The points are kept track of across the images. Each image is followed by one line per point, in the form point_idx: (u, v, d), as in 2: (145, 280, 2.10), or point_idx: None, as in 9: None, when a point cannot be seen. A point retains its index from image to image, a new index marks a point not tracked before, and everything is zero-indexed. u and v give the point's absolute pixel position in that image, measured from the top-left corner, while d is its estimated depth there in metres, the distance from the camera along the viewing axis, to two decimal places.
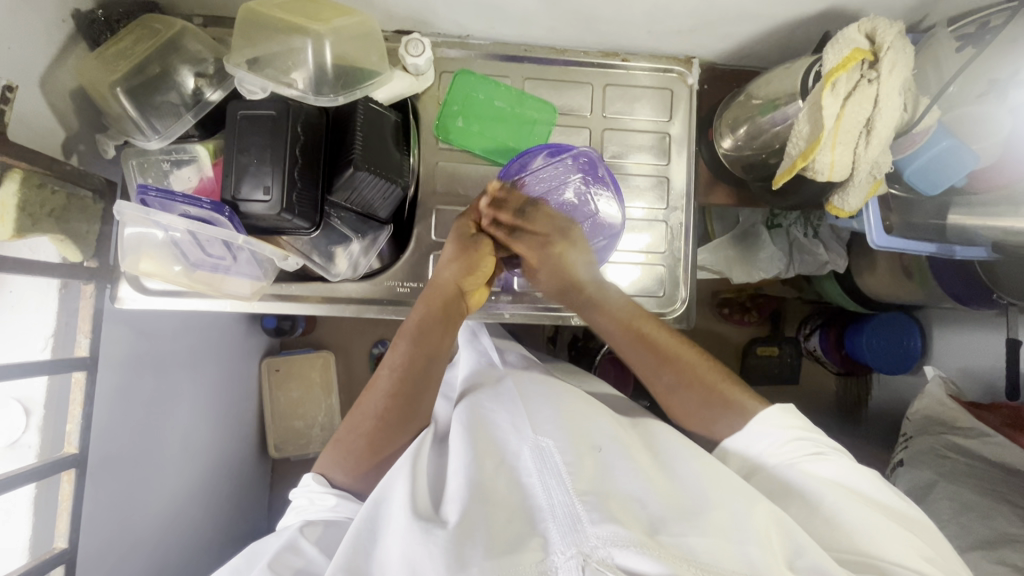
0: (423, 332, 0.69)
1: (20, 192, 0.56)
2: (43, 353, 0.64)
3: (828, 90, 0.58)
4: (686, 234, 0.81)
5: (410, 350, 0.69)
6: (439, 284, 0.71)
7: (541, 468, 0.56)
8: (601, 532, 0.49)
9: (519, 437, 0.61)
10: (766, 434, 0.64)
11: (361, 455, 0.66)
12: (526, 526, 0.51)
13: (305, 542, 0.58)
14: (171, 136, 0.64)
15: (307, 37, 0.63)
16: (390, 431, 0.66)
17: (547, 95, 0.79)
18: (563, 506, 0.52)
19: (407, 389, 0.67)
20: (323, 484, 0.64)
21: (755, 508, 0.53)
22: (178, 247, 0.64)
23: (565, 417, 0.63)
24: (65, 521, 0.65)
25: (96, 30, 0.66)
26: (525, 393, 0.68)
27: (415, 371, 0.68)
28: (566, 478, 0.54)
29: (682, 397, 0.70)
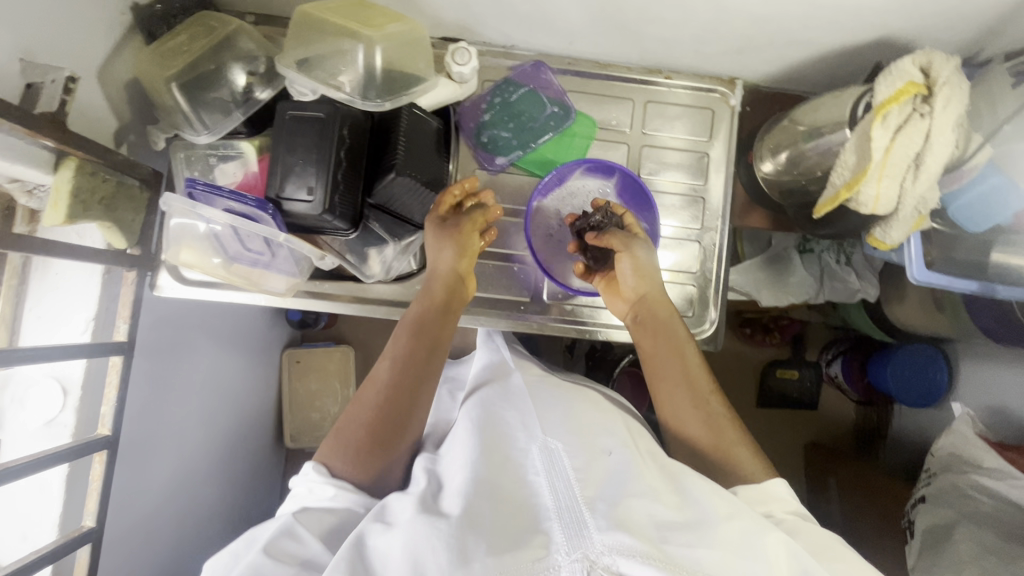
0: (423, 324, 0.67)
1: (74, 178, 0.58)
2: (82, 335, 0.66)
3: (877, 122, 0.57)
4: (719, 255, 0.80)
5: (411, 342, 0.66)
6: (434, 271, 0.70)
7: (549, 470, 0.54)
8: (608, 539, 0.47)
9: (528, 436, 0.59)
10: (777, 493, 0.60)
11: (364, 442, 0.60)
12: (530, 523, 0.49)
13: (303, 528, 0.54)
14: (219, 131, 0.65)
15: (358, 42, 0.63)
16: (395, 416, 0.62)
17: (588, 108, 0.79)
18: (569, 510, 0.50)
19: (409, 379, 0.64)
20: (325, 474, 0.58)
21: (768, 537, 0.50)
22: (218, 240, 0.65)
23: (573, 426, 0.61)
24: (94, 501, 0.66)
25: (153, 24, 0.67)
26: (535, 394, 0.67)
27: (417, 358, 0.65)
28: (573, 482, 0.52)
29: (699, 446, 0.64)
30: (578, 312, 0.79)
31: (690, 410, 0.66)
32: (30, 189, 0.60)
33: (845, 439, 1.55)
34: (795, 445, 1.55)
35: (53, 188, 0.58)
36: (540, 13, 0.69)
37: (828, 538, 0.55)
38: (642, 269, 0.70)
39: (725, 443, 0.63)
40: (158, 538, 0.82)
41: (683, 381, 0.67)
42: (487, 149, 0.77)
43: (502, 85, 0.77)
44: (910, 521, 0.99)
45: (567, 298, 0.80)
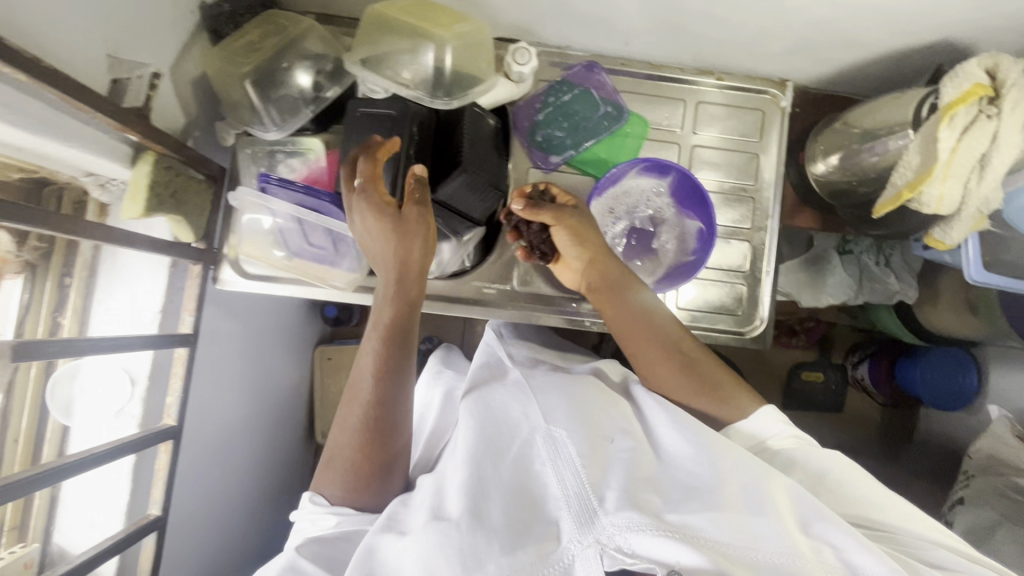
0: (395, 333, 0.61)
1: (151, 171, 0.59)
2: (150, 326, 0.68)
3: (944, 124, 0.57)
4: (768, 255, 0.81)
5: (383, 356, 0.61)
6: (403, 269, 0.61)
7: (555, 459, 0.55)
8: (619, 519, 0.49)
9: (530, 422, 0.59)
10: (763, 426, 0.63)
11: (357, 468, 0.59)
12: (540, 517, 0.52)
13: (304, 561, 0.55)
14: (290, 129, 0.67)
15: (431, 42, 0.64)
16: (381, 435, 0.60)
17: (641, 108, 0.80)
18: (577, 498, 0.52)
19: (389, 395, 0.60)
20: (324, 505, 0.60)
21: (769, 483, 0.53)
22: (282, 234, 0.67)
23: (577, 406, 0.61)
24: (160, 489, 0.67)
25: (219, 22, 0.67)
26: (535, 380, 0.66)
27: (393, 371, 0.61)
28: (580, 468, 0.54)
29: (686, 391, 0.67)
30: None
31: (673, 367, 0.67)
32: (105, 184, 0.64)
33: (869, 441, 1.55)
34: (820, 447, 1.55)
35: (132, 182, 0.60)
36: (601, 14, 0.70)
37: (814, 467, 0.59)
38: (597, 243, 0.71)
39: (712, 387, 0.66)
40: (201, 530, 0.85)
41: (654, 342, 0.68)
42: (542, 148, 0.78)
43: (557, 86, 0.78)
44: (947, 522, 1.00)
45: None
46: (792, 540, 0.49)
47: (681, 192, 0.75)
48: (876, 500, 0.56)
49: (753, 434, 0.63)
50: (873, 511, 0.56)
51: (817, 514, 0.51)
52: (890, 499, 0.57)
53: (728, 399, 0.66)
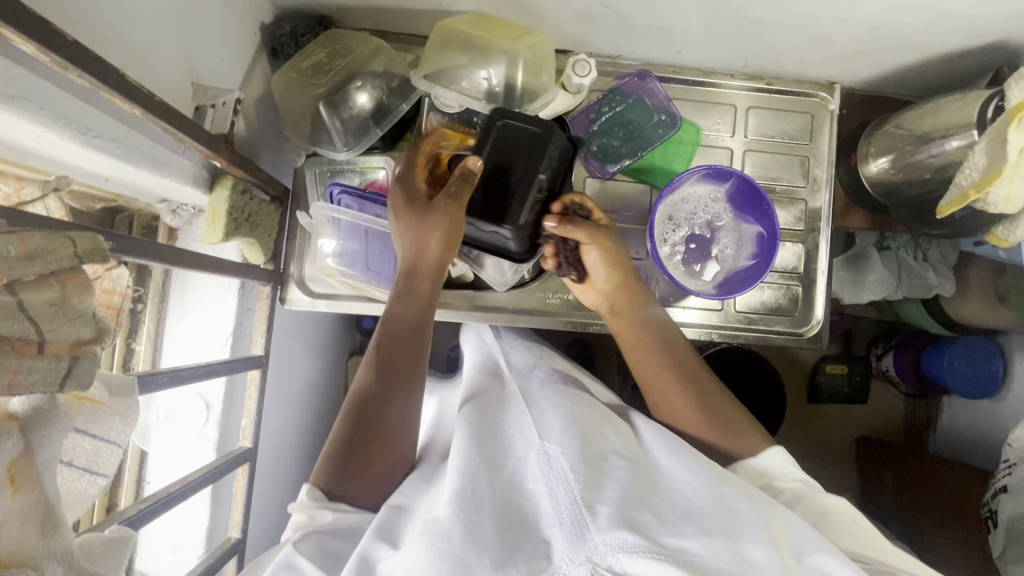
0: (400, 317, 0.65)
1: (230, 197, 0.60)
2: (223, 349, 0.67)
3: (1014, 125, 0.59)
4: (822, 256, 0.82)
5: (389, 341, 0.64)
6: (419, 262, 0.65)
7: (548, 475, 0.51)
8: (610, 539, 0.45)
9: (525, 440, 0.57)
10: (772, 464, 0.63)
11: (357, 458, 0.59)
12: (531, 533, 0.49)
13: (302, 558, 0.50)
14: (359, 149, 0.67)
15: (503, 56, 0.66)
16: (389, 416, 0.61)
17: (693, 115, 0.81)
18: (570, 513, 0.48)
19: (394, 375, 0.63)
20: (319, 499, 0.57)
21: (767, 513, 0.50)
22: (346, 255, 0.68)
23: (574, 424, 0.59)
24: (239, 513, 0.67)
25: (281, 43, 0.69)
26: (535, 401, 0.64)
27: (398, 354, 0.64)
28: (574, 486, 0.50)
29: (701, 426, 0.67)
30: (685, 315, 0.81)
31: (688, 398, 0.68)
32: (177, 210, 0.63)
33: (896, 432, 1.57)
34: (848, 439, 1.57)
35: (211, 209, 0.60)
36: (659, 23, 0.71)
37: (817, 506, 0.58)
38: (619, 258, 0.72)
39: (728, 427, 0.66)
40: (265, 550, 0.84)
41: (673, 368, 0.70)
42: (599, 158, 0.79)
43: (610, 95, 0.79)
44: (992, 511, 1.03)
45: (677, 301, 0.81)
46: (790, 566, 0.45)
47: (741, 196, 0.76)
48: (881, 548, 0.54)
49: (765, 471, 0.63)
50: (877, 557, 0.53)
51: (815, 545, 0.48)
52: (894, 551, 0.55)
53: (745, 438, 0.66)
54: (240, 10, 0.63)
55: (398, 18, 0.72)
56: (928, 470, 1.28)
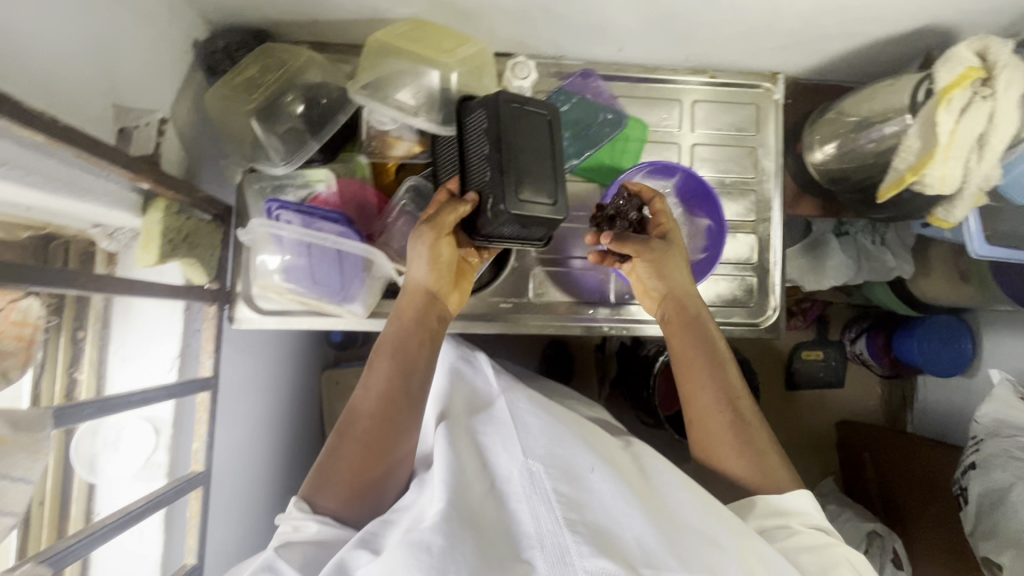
0: (401, 344, 0.64)
1: (162, 219, 0.59)
2: (169, 373, 0.67)
3: (943, 107, 0.59)
4: (774, 245, 0.83)
5: (393, 369, 0.63)
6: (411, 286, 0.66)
7: (530, 495, 0.54)
8: (591, 566, 0.48)
9: (511, 457, 0.58)
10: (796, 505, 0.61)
11: (349, 475, 0.60)
12: (512, 552, 0.51)
13: (282, 564, 0.54)
14: (296, 162, 0.65)
15: (435, 68, 0.64)
16: (387, 444, 0.61)
17: (639, 112, 0.81)
18: (550, 536, 0.51)
19: (395, 406, 0.62)
20: (306, 511, 0.58)
21: (746, 543, 0.52)
22: (290, 271, 0.67)
23: (556, 436, 0.59)
24: (193, 539, 0.66)
25: (215, 60, 0.68)
26: (517, 408, 0.65)
27: (397, 384, 0.63)
28: (557, 507, 0.52)
29: (728, 449, 0.64)
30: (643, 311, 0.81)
31: (719, 409, 0.65)
32: (112, 234, 0.62)
33: (874, 414, 1.59)
34: (826, 424, 1.58)
35: (144, 231, 0.59)
36: (595, 22, 0.71)
37: (826, 554, 0.58)
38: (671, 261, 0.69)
39: (753, 452, 0.63)
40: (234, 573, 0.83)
41: (711, 366, 0.66)
42: None
43: (555, 96, 0.78)
44: (961, 488, 1.04)
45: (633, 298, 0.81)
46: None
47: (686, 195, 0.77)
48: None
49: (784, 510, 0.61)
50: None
51: None
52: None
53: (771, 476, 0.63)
54: (165, 27, 0.62)
55: (334, 28, 0.72)
56: (901, 448, 1.29)
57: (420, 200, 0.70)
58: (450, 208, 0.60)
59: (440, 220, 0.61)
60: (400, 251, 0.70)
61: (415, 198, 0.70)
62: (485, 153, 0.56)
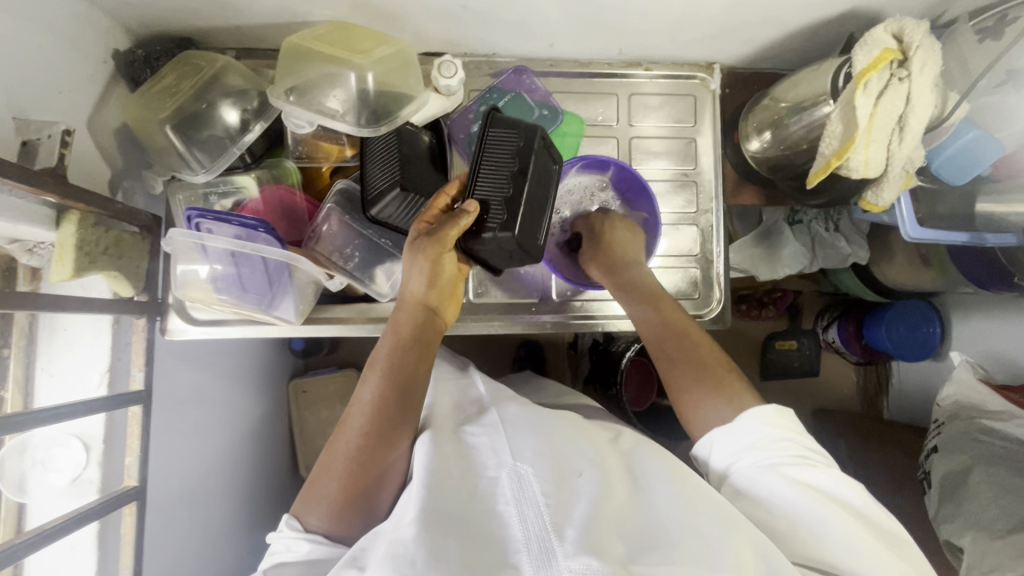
0: (398, 361, 0.65)
1: (77, 232, 0.58)
2: (99, 389, 0.65)
3: (860, 90, 0.59)
4: (717, 236, 0.82)
5: (386, 384, 0.64)
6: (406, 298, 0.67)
7: (519, 497, 0.51)
8: (575, 566, 0.44)
9: (498, 461, 0.56)
10: (750, 433, 0.61)
11: (342, 494, 0.59)
12: (499, 558, 0.47)
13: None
14: (217, 170, 0.65)
15: (350, 69, 0.65)
16: (381, 462, 0.61)
17: (575, 107, 0.81)
18: (537, 540, 0.47)
19: (389, 423, 0.62)
20: (298, 530, 0.59)
21: (735, 539, 0.49)
22: (218, 280, 0.66)
23: (548, 440, 0.59)
24: (129, 554, 0.65)
25: (136, 69, 0.68)
26: (508, 416, 0.64)
27: (391, 400, 0.63)
28: (544, 508, 0.49)
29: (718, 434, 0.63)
30: (587, 307, 0.81)
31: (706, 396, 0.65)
32: (33, 249, 0.59)
33: (852, 401, 1.55)
34: (803, 413, 1.58)
35: (57, 245, 0.58)
36: (520, 19, 0.70)
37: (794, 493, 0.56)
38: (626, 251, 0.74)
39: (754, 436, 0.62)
40: None
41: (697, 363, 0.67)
42: None
43: (487, 94, 0.78)
44: (926, 471, 1.02)
45: (575, 295, 0.81)
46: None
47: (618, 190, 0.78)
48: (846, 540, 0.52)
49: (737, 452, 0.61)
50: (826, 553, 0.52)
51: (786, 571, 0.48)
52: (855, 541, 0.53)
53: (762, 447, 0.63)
54: (81, 39, 0.61)
55: (258, 34, 0.71)
56: (881, 435, 1.26)
57: (348, 204, 0.70)
58: (451, 221, 0.60)
59: (443, 235, 0.61)
60: (330, 256, 0.71)
61: (346, 202, 0.70)
62: (510, 173, 0.60)
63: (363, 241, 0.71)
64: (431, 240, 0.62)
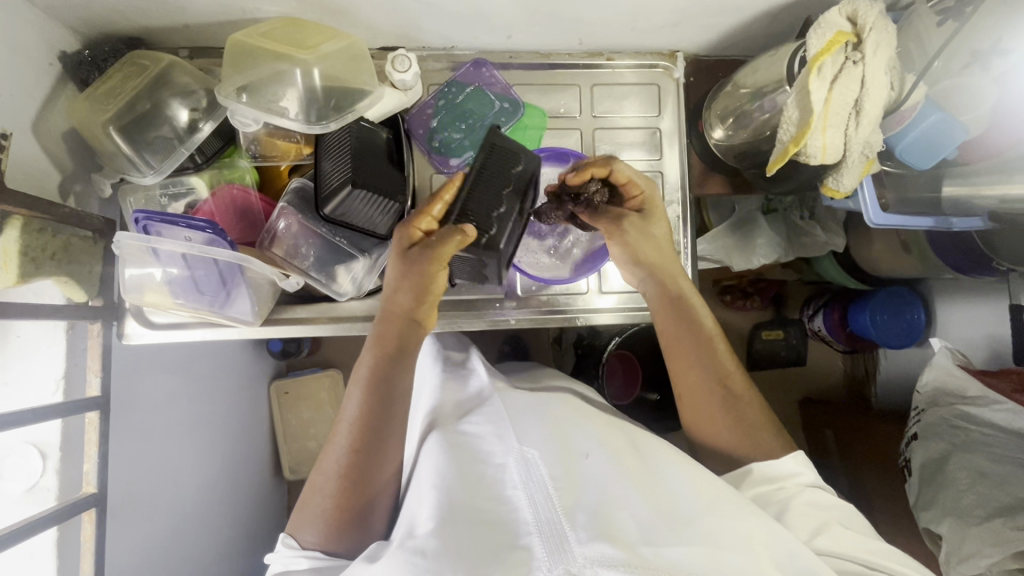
0: (379, 376, 0.67)
1: (20, 237, 0.57)
2: (55, 395, 0.64)
3: (814, 75, 0.58)
4: (684, 227, 0.81)
5: (366, 399, 0.66)
6: (389, 312, 0.68)
7: (526, 482, 0.57)
8: (588, 551, 0.49)
9: (505, 448, 0.62)
10: (790, 466, 0.67)
11: (331, 512, 0.63)
12: (511, 540, 0.53)
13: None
14: (165, 171, 0.66)
15: (295, 65, 0.64)
16: (366, 476, 0.64)
17: (536, 100, 0.80)
18: (548, 522, 0.53)
19: (370, 438, 0.65)
20: (293, 547, 0.63)
21: (744, 522, 0.54)
22: (173, 284, 0.65)
23: (551, 428, 0.64)
24: (90, 562, 0.65)
25: (83, 71, 0.66)
26: (512, 405, 0.70)
27: (372, 414, 0.65)
28: (551, 491, 0.56)
29: (720, 426, 0.71)
30: (553, 301, 0.80)
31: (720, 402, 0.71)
32: None
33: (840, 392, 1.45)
34: None
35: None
36: (475, 13, 0.69)
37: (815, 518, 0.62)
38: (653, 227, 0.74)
39: (746, 425, 0.70)
40: None
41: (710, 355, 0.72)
42: (441, 152, 0.78)
43: (446, 88, 0.78)
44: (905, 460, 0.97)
45: (541, 289, 0.80)
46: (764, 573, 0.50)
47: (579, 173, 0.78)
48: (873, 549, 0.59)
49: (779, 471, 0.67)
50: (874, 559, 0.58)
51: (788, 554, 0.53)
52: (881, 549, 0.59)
53: (759, 442, 0.69)
54: (25, 41, 0.60)
55: (209, 33, 0.70)
56: (866, 427, 1.16)
57: (302, 202, 0.70)
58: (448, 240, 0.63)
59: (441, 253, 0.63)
60: (286, 255, 0.71)
61: (299, 200, 0.70)
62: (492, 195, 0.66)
63: (319, 240, 0.71)
64: (429, 257, 0.64)
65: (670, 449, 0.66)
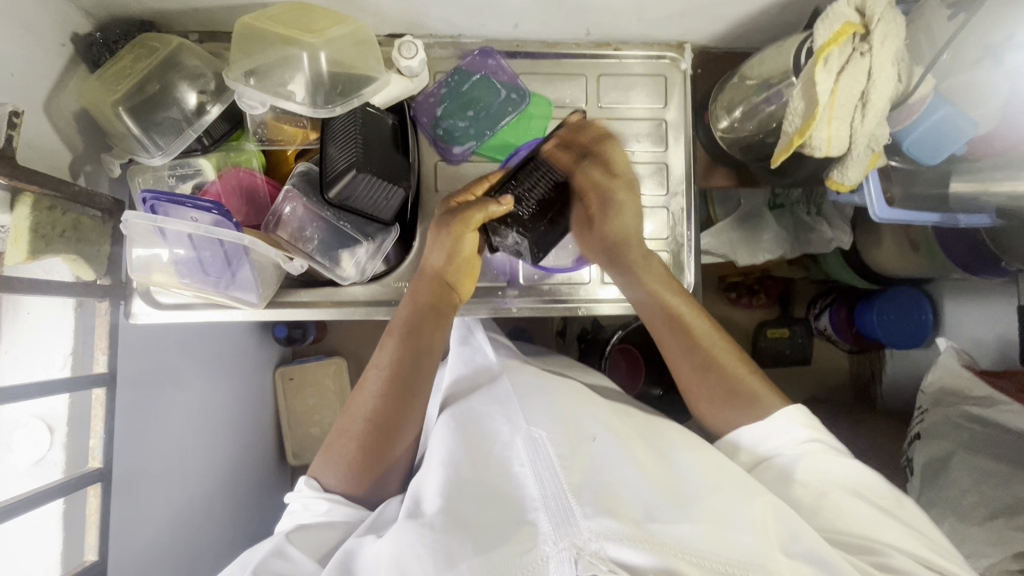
0: (412, 328, 0.70)
1: (32, 214, 0.58)
2: (62, 370, 0.65)
3: (820, 66, 0.58)
4: (688, 219, 0.81)
5: (400, 350, 0.69)
6: (426, 271, 0.72)
7: (533, 458, 0.58)
8: (594, 525, 0.50)
9: (511, 426, 0.63)
10: (778, 431, 0.66)
11: (353, 457, 0.66)
12: (518, 517, 0.54)
13: (293, 547, 0.59)
14: (173, 153, 0.69)
15: (300, 48, 0.64)
16: (385, 429, 0.67)
17: (542, 89, 0.80)
18: (555, 499, 0.54)
19: (399, 387, 0.68)
20: (316, 489, 0.66)
21: (753, 504, 0.55)
22: (181, 265, 0.66)
23: (558, 409, 0.65)
24: (94, 535, 0.66)
25: (95, 53, 0.67)
26: (520, 386, 0.70)
27: (404, 366, 0.69)
28: (559, 470, 0.56)
29: (712, 394, 0.71)
30: (557, 290, 0.80)
31: (690, 369, 0.73)
32: None
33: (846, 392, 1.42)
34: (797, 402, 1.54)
35: (12, 227, 0.58)
36: (481, 1, 0.69)
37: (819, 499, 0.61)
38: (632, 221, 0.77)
39: (737, 392, 0.70)
40: None
41: (688, 338, 0.73)
42: (444, 140, 0.79)
43: (452, 77, 0.78)
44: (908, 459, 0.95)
45: (543, 278, 0.80)
46: (771, 555, 0.51)
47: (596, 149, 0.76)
48: (887, 523, 0.58)
49: (768, 441, 0.67)
50: (873, 531, 0.58)
51: (799, 533, 0.53)
52: (885, 518, 0.58)
53: (754, 402, 0.69)
54: (39, 23, 0.61)
55: (221, 18, 0.71)
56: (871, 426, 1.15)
57: (308, 186, 0.71)
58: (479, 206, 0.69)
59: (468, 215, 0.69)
60: (291, 239, 0.72)
61: (305, 183, 0.71)
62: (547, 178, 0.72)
63: (324, 224, 0.72)
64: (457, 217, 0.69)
65: (682, 434, 0.66)
